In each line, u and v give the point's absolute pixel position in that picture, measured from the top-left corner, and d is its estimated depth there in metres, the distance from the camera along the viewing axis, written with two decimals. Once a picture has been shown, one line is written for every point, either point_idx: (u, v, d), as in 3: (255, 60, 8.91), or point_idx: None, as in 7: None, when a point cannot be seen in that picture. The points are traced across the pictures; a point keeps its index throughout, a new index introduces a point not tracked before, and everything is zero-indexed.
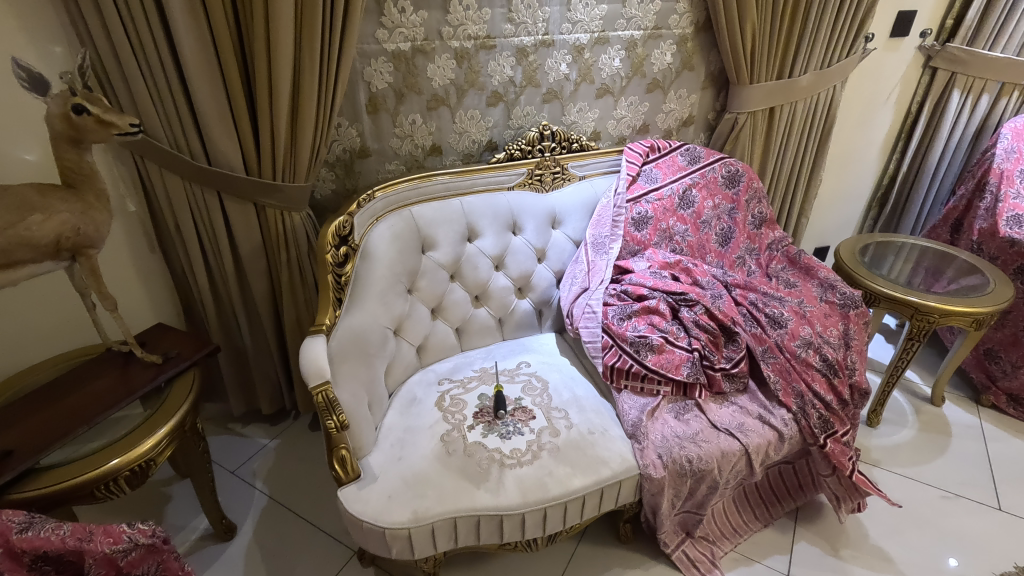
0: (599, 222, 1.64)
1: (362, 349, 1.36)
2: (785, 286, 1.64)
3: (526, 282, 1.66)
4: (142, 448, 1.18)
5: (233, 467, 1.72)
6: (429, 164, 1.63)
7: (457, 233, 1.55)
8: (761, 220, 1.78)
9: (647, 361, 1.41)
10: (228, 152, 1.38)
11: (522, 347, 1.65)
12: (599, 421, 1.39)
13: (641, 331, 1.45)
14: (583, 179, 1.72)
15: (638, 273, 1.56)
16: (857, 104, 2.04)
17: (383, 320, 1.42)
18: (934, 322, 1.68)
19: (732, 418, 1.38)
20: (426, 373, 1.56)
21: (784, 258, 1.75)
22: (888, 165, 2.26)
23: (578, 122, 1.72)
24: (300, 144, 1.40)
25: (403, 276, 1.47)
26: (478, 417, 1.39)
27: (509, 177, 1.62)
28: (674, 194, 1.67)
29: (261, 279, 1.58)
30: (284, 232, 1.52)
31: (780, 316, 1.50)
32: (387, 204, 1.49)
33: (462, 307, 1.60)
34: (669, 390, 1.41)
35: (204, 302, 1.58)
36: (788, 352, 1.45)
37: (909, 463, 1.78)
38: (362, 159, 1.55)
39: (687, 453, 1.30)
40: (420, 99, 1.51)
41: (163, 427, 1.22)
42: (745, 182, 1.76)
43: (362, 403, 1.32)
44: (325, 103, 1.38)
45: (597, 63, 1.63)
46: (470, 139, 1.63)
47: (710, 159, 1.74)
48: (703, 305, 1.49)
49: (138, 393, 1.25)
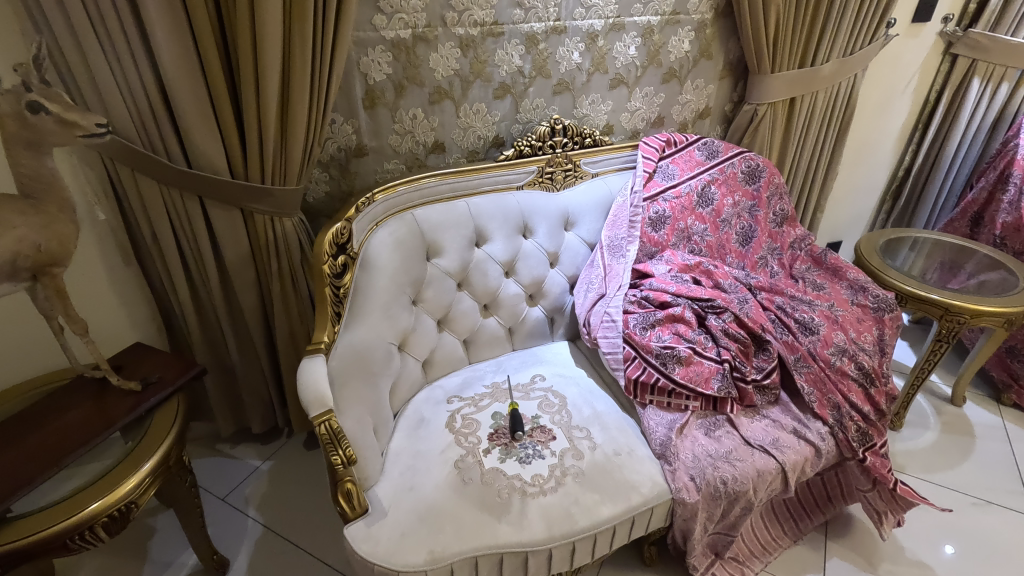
0: (615, 223, 1.54)
1: (364, 367, 1.25)
2: (812, 289, 1.54)
3: (538, 288, 1.55)
4: (123, 488, 1.05)
5: (224, 493, 1.60)
6: (432, 163, 1.50)
7: (465, 237, 1.43)
8: (783, 218, 1.68)
9: (675, 374, 1.31)
10: (210, 152, 1.24)
11: (534, 358, 1.54)
12: (624, 440, 1.28)
13: (667, 341, 1.34)
14: (596, 177, 1.61)
15: (659, 278, 1.46)
16: (876, 93, 1.95)
17: (386, 335, 1.31)
18: (964, 324, 1.59)
19: (765, 433, 1.29)
20: (433, 390, 1.44)
21: (808, 258, 1.66)
22: (904, 156, 2.19)
23: (590, 115, 1.60)
24: (292, 144, 1.27)
25: (408, 285, 1.35)
26: (493, 439, 1.28)
27: (518, 176, 1.50)
28: (693, 191, 1.58)
29: (250, 292, 1.44)
30: (274, 241, 1.38)
31: (811, 322, 1.40)
32: (388, 208, 1.37)
33: (471, 318, 1.48)
34: (698, 405, 1.31)
35: (188, 319, 1.44)
36: (822, 361, 1.36)
37: (936, 468, 1.71)
38: (359, 157, 1.42)
39: (721, 474, 1.21)
40: (422, 92, 1.38)
41: (146, 463, 1.09)
42: (766, 178, 1.67)
43: (368, 428, 1.20)
44: (318, 98, 1.24)
45: (611, 51, 1.51)
46: (476, 134, 1.50)
47: (729, 153, 1.65)
48: (732, 313, 1.38)
49: (118, 426, 1.12)
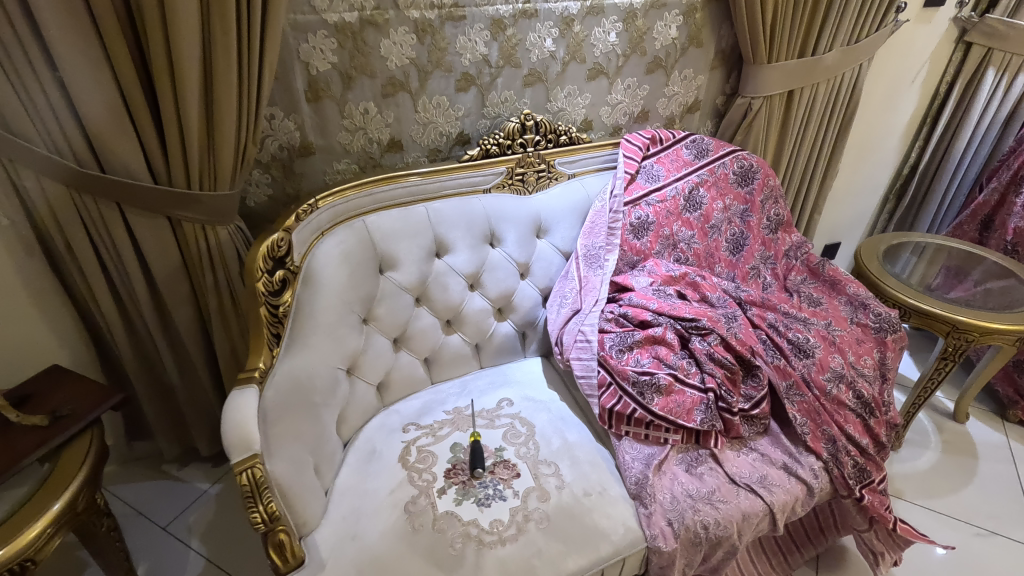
0: (592, 230, 1.39)
1: (306, 397, 1.11)
2: (808, 304, 1.41)
3: (506, 302, 1.41)
4: (31, 531, 0.92)
5: (166, 521, 1.47)
6: (388, 163, 1.35)
7: (423, 248, 1.28)
8: (778, 223, 1.54)
9: (653, 405, 1.17)
10: (123, 152, 1.08)
11: (501, 379, 1.41)
12: (597, 478, 1.16)
13: (645, 366, 1.21)
14: (573, 178, 1.46)
15: (639, 292, 1.32)
16: (882, 84, 1.79)
17: (332, 359, 1.18)
18: (972, 342, 1.46)
19: (752, 469, 1.16)
20: (389, 416, 1.31)
21: (805, 269, 1.51)
22: (910, 152, 2.03)
23: (566, 109, 1.44)
24: (220, 144, 1.11)
25: (357, 303, 1.21)
26: (450, 477, 1.15)
27: (485, 177, 1.35)
28: (679, 194, 1.44)
29: (185, 307, 1.29)
30: (207, 252, 1.23)
31: (805, 343, 1.27)
32: (334, 216, 1.22)
33: (431, 336, 1.35)
34: (679, 438, 1.18)
35: (116, 336, 1.29)
36: (817, 388, 1.23)
37: (935, 493, 1.60)
38: (304, 157, 1.26)
39: (702, 518, 1.08)
40: (373, 84, 1.22)
41: (58, 502, 0.97)
42: (761, 179, 1.52)
43: (307, 467, 1.07)
44: (248, 93, 1.08)
45: (589, 38, 1.35)
46: (437, 131, 1.34)
47: (720, 152, 1.50)
48: (719, 335, 1.24)
49: (31, 455, 1.00)
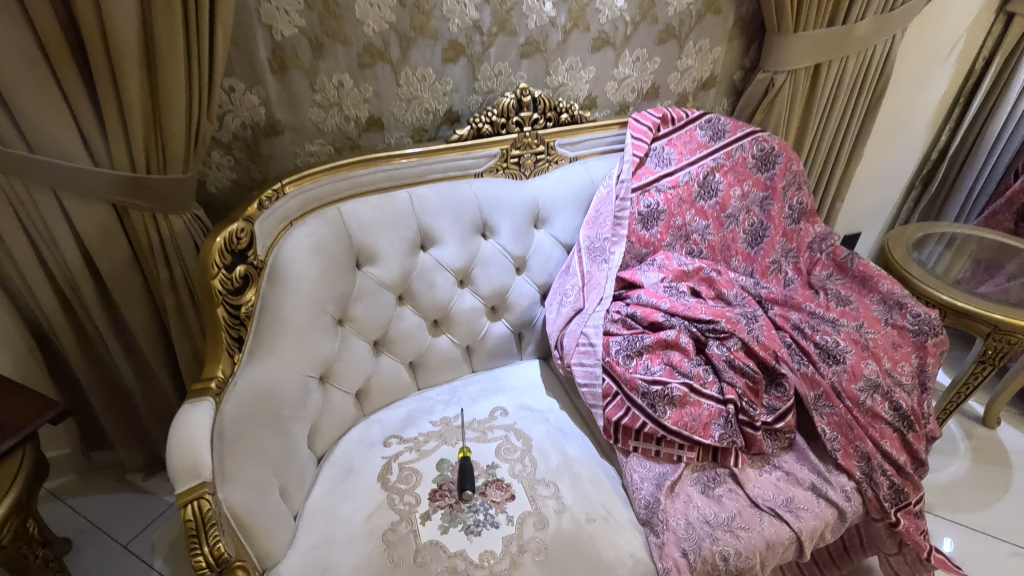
0: (596, 220, 1.25)
1: (270, 411, 0.98)
2: (836, 304, 1.26)
3: (501, 300, 1.27)
4: None
5: (127, 539, 1.34)
6: (367, 144, 1.20)
7: (407, 240, 1.14)
8: (800, 212, 1.39)
9: (666, 419, 1.04)
10: (53, 128, 0.93)
11: (494, 385, 1.27)
12: (601, 500, 1.02)
13: (656, 374, 1.07)
14: (575, 161, 1.31)
15: (648, 290, 1.18)
16: (915, 59, 1.64)
17: (301, 366, 1.04)
18: (1015, 344, 1.32)
19: (776, 491, 1.03)
20: (369, 428, 1.17)
21: (830, 263, 1.37)
22: (940, 136, 1.89)
23: (568, 84, 1.29)
24: (168, 119, 0.96)
25: (331, 302, 1.07)
26: (435, 500, 1.01)
27: (476, 160, 1.20)
28: (693, 180, 1.30)
29: (139, 306, 1.15)
30: (160, 244, 1.08)
31: (835, 348, 1.13)
32: (304, 203, 1.07)
33: (417, 338, 1.21)
34: (694, 456, 1.04)
35: (62, 338, 1.15)
36: (848, 399, 1.09)
37: (967, 506, 1.47)
38: (271, 137, 1.11)
39: (722, 549, 0.95)
40: (348, 52, 1.07)
41: None
42: (783, 164, 1.37)
43: (273, 490, 0.94)
44: (198, 59, 0.93)
45: (594, 2, 1.20)
46: (422, 107, 1.19)
47: (738, 133, 1.35)
48: (739, 339, 1.10)
49: None
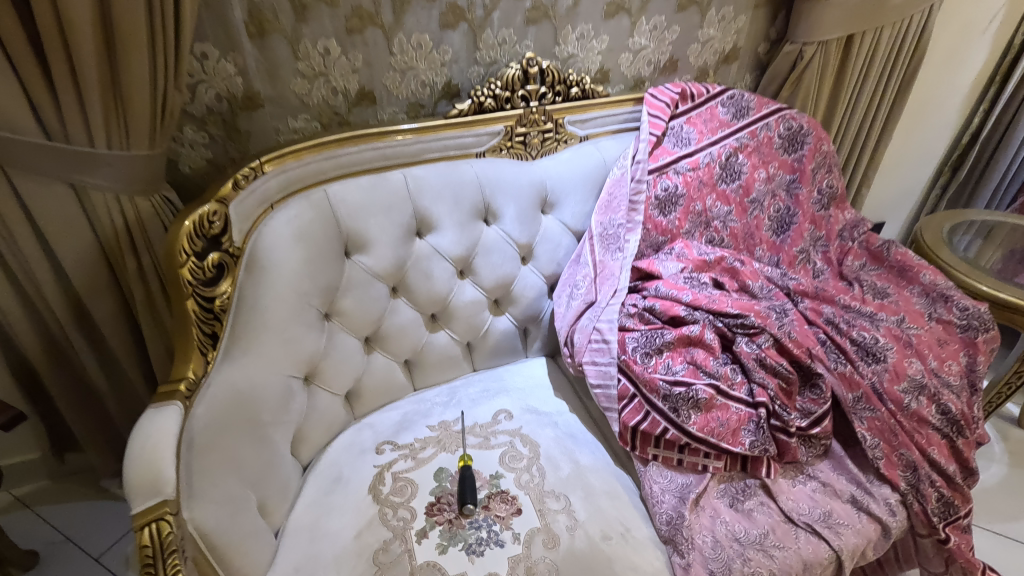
0: (609, 205, 1.14)
1: (247, 415, 0.87)
2: (873, 297, 1.15)
3: (505, 292, 1.16)
4: None
5: (98, 551, 1.24)
6: (358, 120, 1.09)
7: (401, 226, 1.03)
8: (830, 197, 1.28)
9: (690, 425, 0.93)
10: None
11: (498, 386, 1.16)
12: (617, 515, 0.92)
13: (679, 375, 0.96)
14: (586, 141, 1.20)
15: (667, 281, 1.08)
16: (951, 31, 1.52)
17: (283, 365, 0.93)
18: None
19: (812, 504, 0.92)
20: (360, 432, 1.07)
21: (863, 252, 1.26)
22: (974, 117, 1.77)
23: (579, 55, 1.17)
24: (128, 86, 0.85)
25: (316, 294, 0.96)
26: (433, 515, 0.91)
27: (478, 138, 1.09)
28: (715, 161, 1.18)
29: (105, 298, 1.04)
30: (125, 228, 0.97)
31: (874, 345, 1.03)
32: (286, 184, 0.96)
33: (413, 334, 1.10)
34: (721, 465, 0.94)
35: (20, 333, 1.05)
36: (891, 402, 0.98)
37: (1008, 515, 1.37)
38: (250, 111, 1.00)
39: (754, 570, 0.84)
40: (334, 15, 0.96)
41: None
42: (812, 144, 1.26)
43: (249, 505, 0.84)
44: (162, 17, 0.82)
45: None
46: (418, 79, 1.08)
47: (763, 110, 1.24)
48: (771, 335, 1.00)
49: None
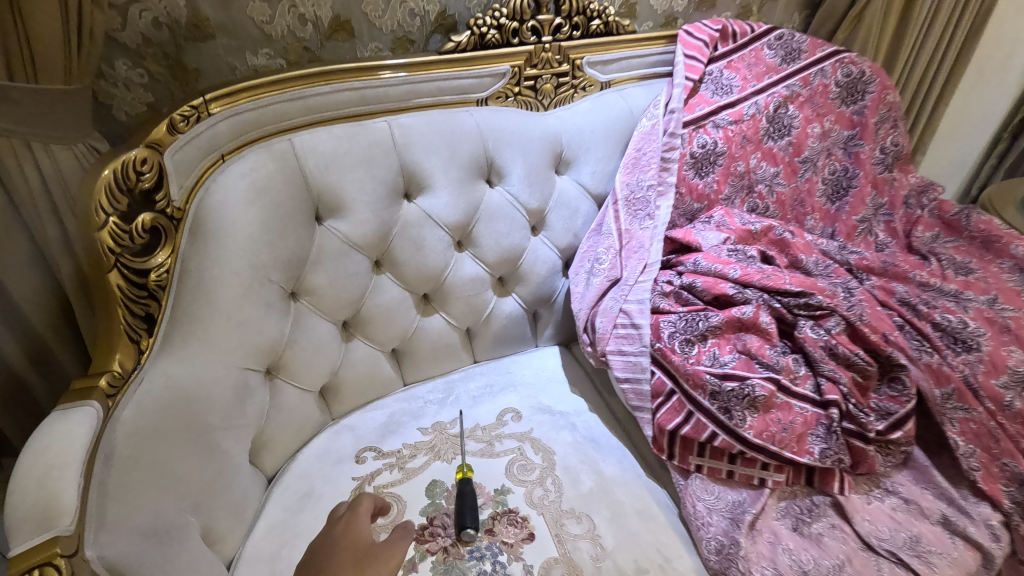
0: (637, 163, 0.94)
1: (191, 419, 0.69)
2: (954, 273, 0.97)
3: (511, 269, 0.97)
4: None
5: None
6: (332, 57, 0.90)
7: (385, 185, 0.84)
8: (894, 156, 1.09)
9: (746, 430, 0.74)
10: None
11: (503, 381, 0.98)
12: (653, 542, 0.74)
13: (729, 367, 0.77)
14: (609, 88, 1.01)
15: (707, 252, 0.89)
16: None
17: (237, 356, 0.75)
18: None
19: (894, 527, 0.73)
20: (338, 437, 0.89)
21: (935, 222, 1.07)
22: None
23: None
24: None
25: (280, 268, 0.78)
26: (424, 542, 0.72)
27: (478, 80, 0.89)
28: (760, 113, 0.99)
29: (24, 273, 0.86)
30: (40, 184, 0.78)
31: (961, 330, 0.84)
32: (240, 130, 0.76)
33: (401, 318, 0.92)
34: (783, 479, 0.76)
35: None
36: (991, 399, 0.79)
37: None
38: (198, 41, 0.81)
39: None
40: None
41: None
42: (875, 93, 1.07)
43: (191, 533, 0.65)
44: None
45: None
46: (406, 7, 0.89)
47: (817, 52, 1.04)
48: (841, 317, 0.82)
49: None
